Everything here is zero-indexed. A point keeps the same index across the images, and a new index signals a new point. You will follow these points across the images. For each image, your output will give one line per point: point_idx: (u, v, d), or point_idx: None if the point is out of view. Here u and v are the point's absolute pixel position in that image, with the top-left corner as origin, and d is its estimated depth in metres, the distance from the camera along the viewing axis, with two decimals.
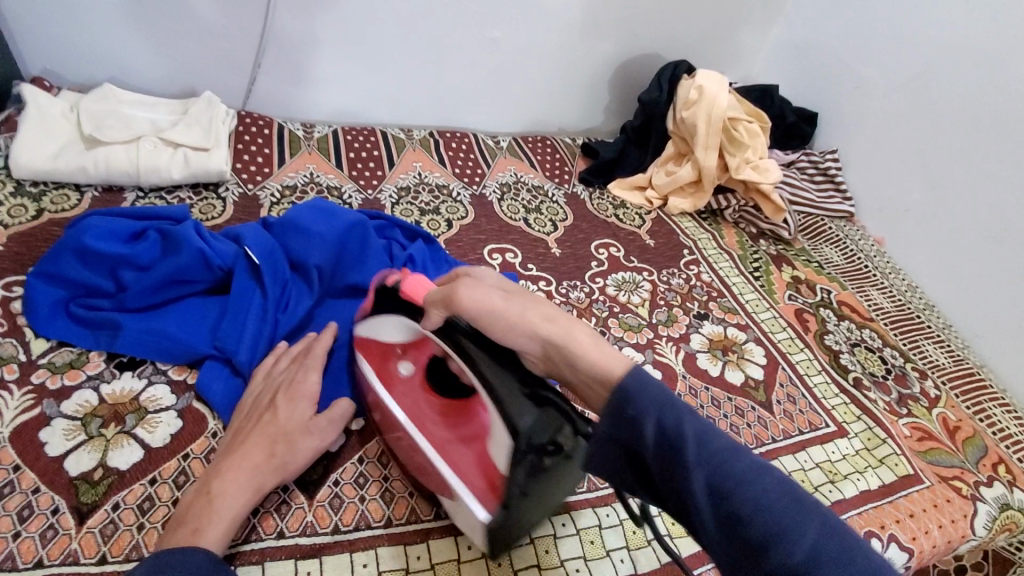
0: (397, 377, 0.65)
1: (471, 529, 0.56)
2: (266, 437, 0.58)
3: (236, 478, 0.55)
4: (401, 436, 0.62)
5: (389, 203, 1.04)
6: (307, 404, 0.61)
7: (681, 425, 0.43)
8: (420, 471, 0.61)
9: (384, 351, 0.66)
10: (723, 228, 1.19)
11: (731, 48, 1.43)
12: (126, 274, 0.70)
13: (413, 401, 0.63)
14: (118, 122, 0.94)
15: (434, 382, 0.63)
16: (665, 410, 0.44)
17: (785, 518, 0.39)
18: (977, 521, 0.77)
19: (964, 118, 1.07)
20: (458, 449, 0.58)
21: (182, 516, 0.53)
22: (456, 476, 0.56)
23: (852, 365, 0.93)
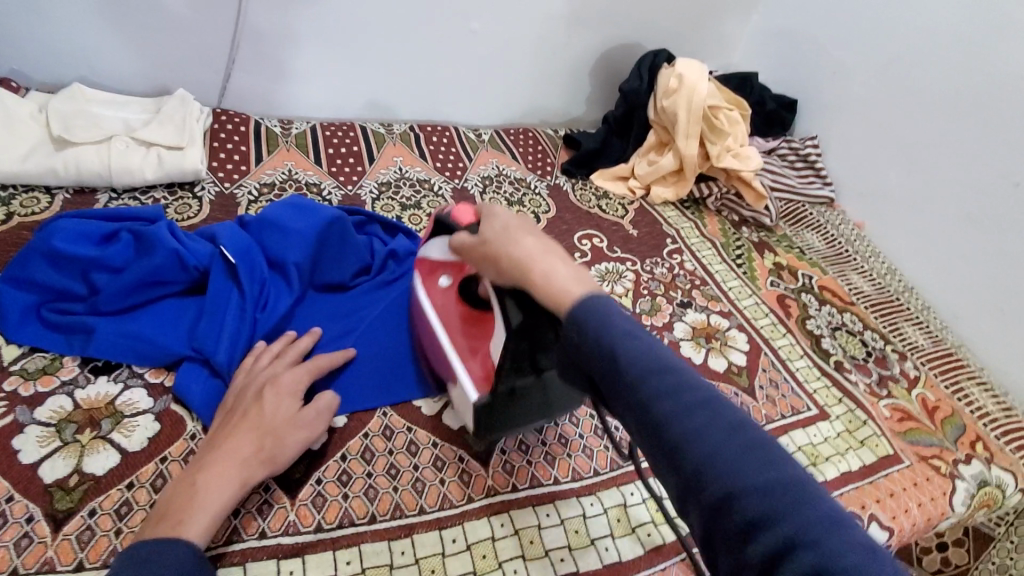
0: (437, 288, 0.71)
1: (465, 411, 0.67)
2: (254, 431, 0.57)
3: (222, 474, 0.54)
4: (426, 331, 0.71)
5: (370, 198, 1.03)
6: (291, 399, 0.61)
7: (635, 359, 0.42)
8: (436, 360, 0.70)
9: (432, 266, 0.72)
10: (705, 216, 1.19)
11: (711, 36, 1.43)
12: (100, 277, 0.69)
13: (444, 308, 0.70)
14: (89, 122, 0.93)
15: (467, 295, 0.69)
16: (623, 343, 0.43)
17: (697, 425, 0.39)
18: (956, 499, 0.78)
19: (940, 101, 1.08)
20: (472, 351, 0.66)
21: (163, 509, 0.52)
22: (461, 369, 0.65)
23: (834, 349, 0.94)
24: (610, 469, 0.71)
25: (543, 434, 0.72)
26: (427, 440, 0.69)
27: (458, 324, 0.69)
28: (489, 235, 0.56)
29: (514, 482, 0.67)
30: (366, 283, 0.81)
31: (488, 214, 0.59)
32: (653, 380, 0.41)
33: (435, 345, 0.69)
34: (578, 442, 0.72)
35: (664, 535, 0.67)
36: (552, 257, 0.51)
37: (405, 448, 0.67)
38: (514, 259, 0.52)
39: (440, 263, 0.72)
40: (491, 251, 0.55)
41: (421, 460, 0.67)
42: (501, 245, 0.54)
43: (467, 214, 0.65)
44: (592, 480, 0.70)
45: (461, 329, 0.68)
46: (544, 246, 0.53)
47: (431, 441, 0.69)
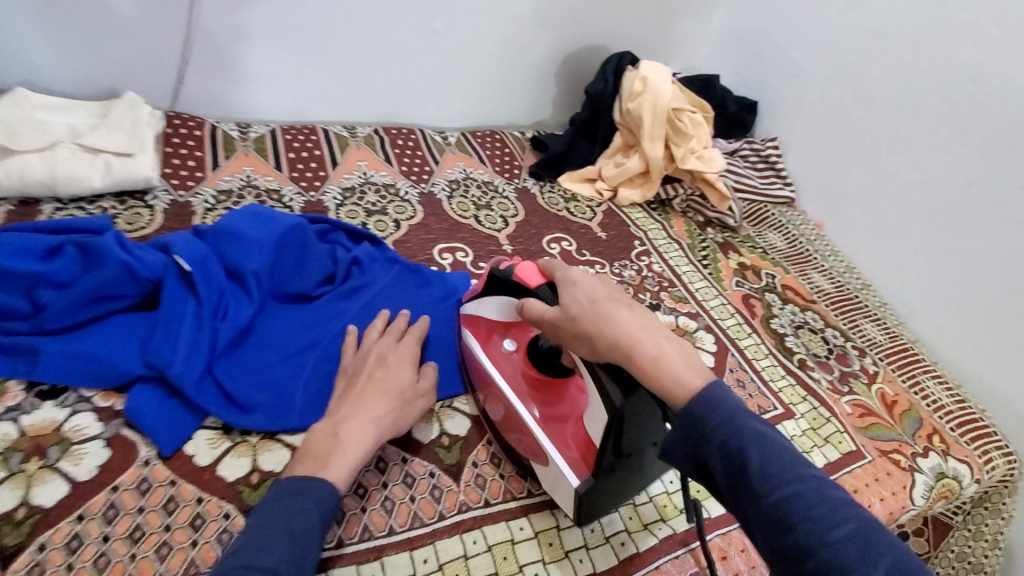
0: (501, 353, 0.72)
1: (558, 491, 0.64)
2: (386, 393, 0.63)
3: (363, 427, 0.59)
4: (501, 403, 0.68)
5: (333, 205, 1.00)
6: (410, 368, 0.67)
7: (772, 470, 0.45)
8: (512, 436, 0.68)
9: (491, 330, 0.73)
10: (672, 217, 1.20)
11: (673, 38, 1.45)
12: (44, 293, 0.65)
13: (512, 374, 0.70)
14: (29, 127, 0.87)
15: (536, 360, 0.70)
16: (757, 450, 0.46)
17: (838, 543, 0.41)
18: (915, 492, 0.81)
19: (893, 104, 1.12)
20: (557, 420, 0.66)
21: (308, 450, 0.57)
22: (552, 443, 0.64)
23: (797, 347, 0.97)
24: None
25: None
26: (396, 455, 0.66)
27: (534, 392, 0.68)
28: (576, 308, 0.57)
29: (486, 496, 0.66)
30: (331, 291, 0.79)
31: (566, 277, 0.60)
32: (793, 491, 0.44)
33: (515, 418, 0.66)
34: None
35: (638, 543, 0.66)
36: (649, 334, 0.54)
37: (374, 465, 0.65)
38: (611, 341, 0.54)
39: (499, 328, 0.73)
40: (584, 330, 0.55)
41: (391, 478, 0.64)
42: (596, 324, 0.55)
43: (533, 273, 0.64)
44: None
45: (538, 398, 0.68)
46: (639, 316, 0.55)
47: (400, 457, 0.66)
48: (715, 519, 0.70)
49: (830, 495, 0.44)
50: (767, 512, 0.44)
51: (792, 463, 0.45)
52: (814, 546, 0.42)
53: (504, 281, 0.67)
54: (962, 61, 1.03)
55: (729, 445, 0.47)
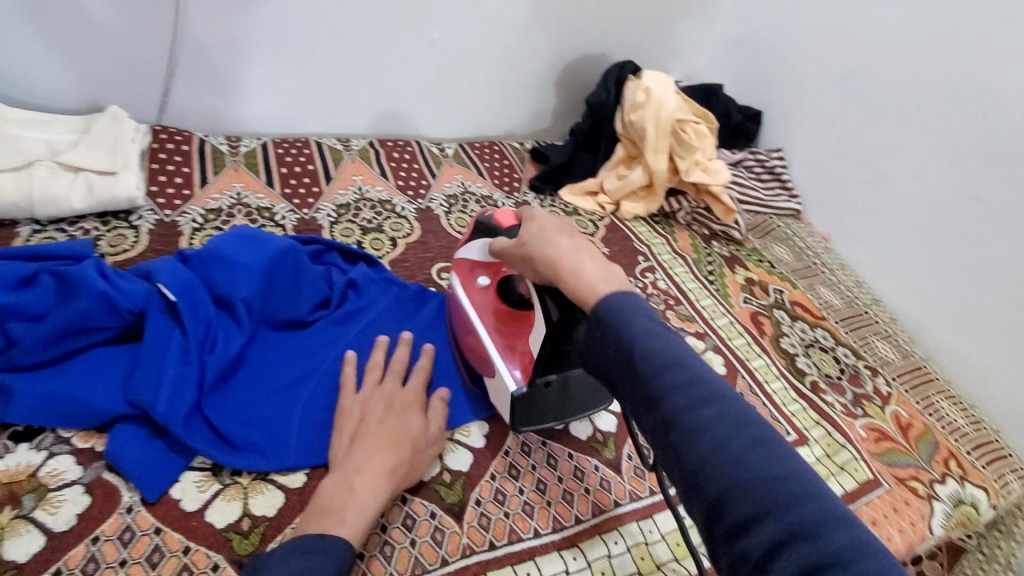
0: (476, 287, 0.75)
1: (502, 404, 0.67)
2: (398, 442, 0.60)
3: (378, 480, 0.57)
4: (464, 326, 0.72)
5: (327, 222, 0.96)
6: (418, 414, 0.64)
7: (655, 355, 0.44)
8: (471, 355, 0.71)
9: (472, 267, 0.76)
10: (676, 231, 1.17)
11: (675, 45, 1.42)
12: (16, 327, 0.60)
13: (481, 304, 0.73)
14: (5, 145, 0.83)
15: (506, 295, 0.73)
16: (643, 341, 0.44)
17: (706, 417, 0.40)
18: (934, 521, 0.78)
19: (900, 114, 1.10)
20: (512, 342, 0.69)
21: (323, 507, 0.55)
22: (499, 358, 0.67)
23: (808, 368, 0.94)
24: (593, 515, 0.66)
25: (520, 483, 0.67)
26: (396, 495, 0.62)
27: (495, 318, 0.71)
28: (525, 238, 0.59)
29: (490, 538, 0.62)
30: (326, 317, 0.75)
31: (527, 223, 0.60)
32: (670, 378, 0.42)
33: (472, 338, 0.71)
34: (558, 488, 0.67)
35: None
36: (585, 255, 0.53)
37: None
38: (548, 258, 0.55)
39: (479, 264, 0.76)
40: (527, 250, 0.58)
41: (390, 520, 0.60)
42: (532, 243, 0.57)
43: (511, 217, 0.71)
44: (573, 530, 0.64)
45: (499, 324, 0.71)
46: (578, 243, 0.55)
47: (400, 496, 0.62)
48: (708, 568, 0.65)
49: (707, 383, 0.42)
50: (646, 398, 0.43)
51: (677, 353, 0.44)
52: (677, 429, 0.41)
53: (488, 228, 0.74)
54: (974, 71, 1.00)
55: (618, 336, 0.45)
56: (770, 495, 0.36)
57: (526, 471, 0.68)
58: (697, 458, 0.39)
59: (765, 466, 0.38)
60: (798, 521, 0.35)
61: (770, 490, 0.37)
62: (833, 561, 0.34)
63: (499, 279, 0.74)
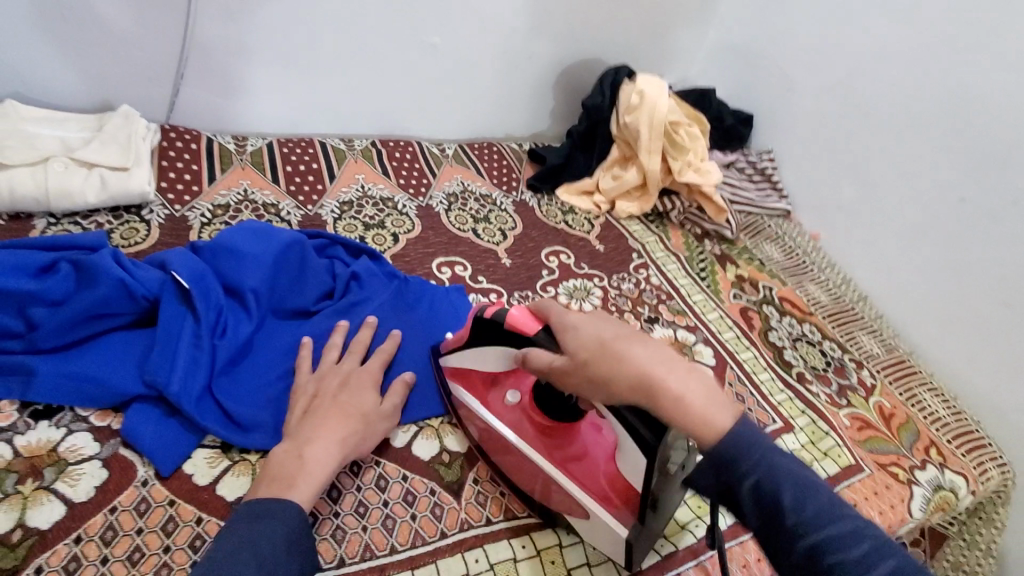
0: (503, 404, 0.67)
1: (606, 543, 0.61)
2: (350, 414, 0.62)
3: (329, 447, 0.59)
4: (516, 460, 0.65)
5: (331, 219, 1.00)
6: (373, 390, 0.66)
7: (771, 472, 0.47)
8: (538, 492, 0.64)
9: (487, 381, 0.68)
10: (669, 230, 1.21)
11: (669, 51, 1.46)
12: (37, 311, 0.64)
13: (519, 426, 0.66)
14: (22, 142, 0.86)
15: (540, 405, 0.65)
16: (760, 455, 0.48)
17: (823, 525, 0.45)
18: (914, 504, 0.81)
19: (883, 118, 1.14)
20: (582, 465, 0.62)
21: (274, 474, 0.56)
22: (586, 493, 0.60)
23: (795, 361, 0.97)
24: None
25: None
26: (371, 458, 0.66)
27: (545, 440, 0.64)
28: (586, 345, 0.53)
29: (487, 514, 0.65)
30: (330, 307, 0.78)
31: (572, 329, 0.55)
32: (822, 526, 0.45)
33: (538, 473, 0.64)
34: None
35: (641, 560, 0.65)
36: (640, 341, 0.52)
37: (348, 467, 0.64)
38: (631, 379, 0.50)
39: (496, 379, 0.68)
40: (596, 374, 0.52)
41: (392, 495, 0.64)
42: (594, 352, 0.52)
43: (524, 315, 0.60)
44: None
45: (552, 447, 0.64)
46: (652, 351, 0.52)
47: (375, 460, 0.66)
48: (726, 530, 0.70)
49: (854, 524, 0.46)
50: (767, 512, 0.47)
51: (823, 497, 0.47)
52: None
53: (490, 331, 0.63)
54: (953, 78, 1.04)
55: (762, 482, 0.47)
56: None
57: None
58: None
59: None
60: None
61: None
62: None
63: (525, 391, 0.67)
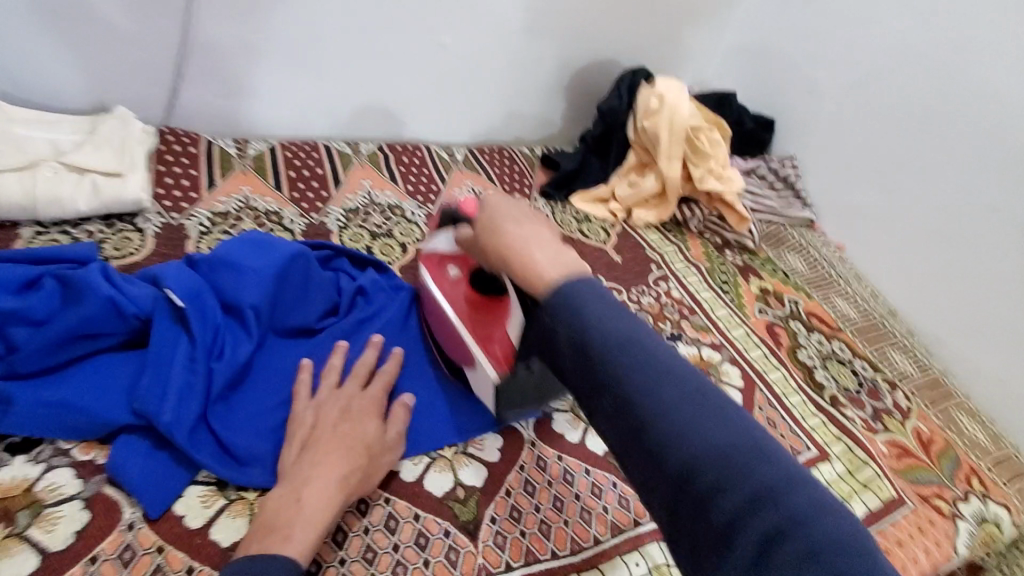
0: (447, 278, 0.72)
1: (485, 393, 0.67)
2: (352, 447, 0.56)
3: (328, 488, 0.53)
4: (439, 319, 0.71)
5: (336, 227, 0.95)
6: (376, 419, 0.61)
7: (615, 346, 0.42)
8: (449, 348, 0.70)
9: (441, 260, 0.73)
10: (688, 240, 1.15)
11: (687, 52, 1.41)
12: (17, 332, 0.58)
13: (452, 297, 0.70)
14: (9, 145, 0.81)
15: (476, 280, 0.69)
16: (603, 329, 0.43)
17: (673, 408, 0.40)
18: (959, 541, 0.76)
19: (915, 124, 1.08)
20: (486, 333, 0.66)
21: (268, 522, 0.51)
22: (478, 351, 0.65)
23: (827, 381, 0.92)
24: (611, 535, 0.63)
25: (536, 499, 0.64)
26: (379, 495, 0.60)
27: (466, 307, 0.69)
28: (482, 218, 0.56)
29: (507, 559, 0.59)
30: (335, 325, 0.73)
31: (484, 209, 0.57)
32: (625, 362, 0.41)
33: (449, 330, 0.69)
34: (575, 506, 0.65)
35: None
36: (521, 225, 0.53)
37: (355, 506, 0.59)
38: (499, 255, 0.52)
39: (448, 256, 0.73)
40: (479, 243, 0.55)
41: (402, 538, 0.58)
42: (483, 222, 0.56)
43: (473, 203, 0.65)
44: (591, 551, 0.62)
45: (473, 316, 0.68)
46: (529, 231, 0.52)
47: (383, 496, 0.61)
48: None
49: (664, 364, 0.42)
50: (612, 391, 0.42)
51: (662, 368, 0.41)
52: (642, 420, 0.40)
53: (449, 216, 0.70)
54: (990, 82, 0.99)
55: (568, 325, 0.44)
56: (734, 469, 0.37)
57: (541, 487, 0.66)
58: (656, 441, 0.39)
59: (724, 442, 0.38)
60: (759, 491, 0.37)
61: (729, 467, 0.37)
62: (790, 524, 0.36)
63: (469, 269, 0.71)
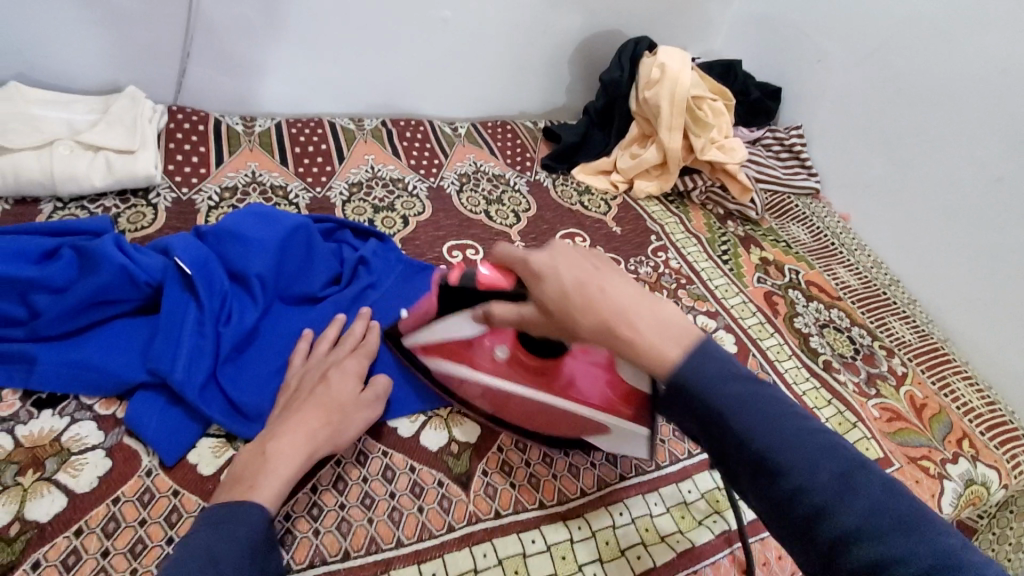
0: (491, 364, 0.66)
1: (627, 446, 0.65)
2: (323, 404, 0.59)
3: (297, 441, 0.56)
4: (530, 409, 0.66)
5: (340, 201, 0.97)
6: (356, 380, 0.63)
7: (748, 418, 0.46)
8: (558, 426, 0.66)
9: (465, 351, 0.67)
10: (690, 210, 1.16)
11: (694, 19, 1.39)
12: (40, 299, 0.63)
13: (514, 378, 0.65)
14: (25, 125, 0.85)
15: (524, 350, 0.65)
16: (732, 401, 0.46)
17: (804, 474, 0.43)
18: (944, 500, 0.77)
19: (922, 89, 1.06)
20: (586, 392, 0.64)
21: (238, 474, 0.53)
22: (603, 410, 0.63)
23: (822, 348, 0.92)
24: (598, 488, 0.66)
25: (527, 455, 0.67)
26: (377, 448, 0.64)
27: (545, 380, 0.65)
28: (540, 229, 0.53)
29: (496, 507, 0.62)
30: (337, 293, 0.76)
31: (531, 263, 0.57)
32: (772, 437, 0.45)
33: (553, 410, 0.65)
34: (564, 460, 0.68)
35: (655, 558, 0.62)
36: (646, 305, 0.52)
37: (353, 457, 0.63)
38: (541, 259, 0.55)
39: (472, 343, 0.66)
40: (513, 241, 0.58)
41: (398, 487, 0.62)
42: (589, 298, 0.52)
43: (494, 274, 0.61)
44: (578, 501, 0.65)
45: (547, 384, 0.65)
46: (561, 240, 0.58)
47: (380, 449, 0.64)
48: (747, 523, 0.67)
49: (811, 436, 0.45)
50: (747, 458, 0.46)
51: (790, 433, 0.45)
52: (803, 499, 0.43)
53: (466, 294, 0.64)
54: (996, 44, 0.96)
55: (696, 399, 0.48)
56: (893, 531, 0.40)
57: (532, 444, 0.69)
58: (815, 511, 0.43)
59: (871, 499, 0.42)
60: (928, 560, 0.39)
61: (868, 518, 0.41)
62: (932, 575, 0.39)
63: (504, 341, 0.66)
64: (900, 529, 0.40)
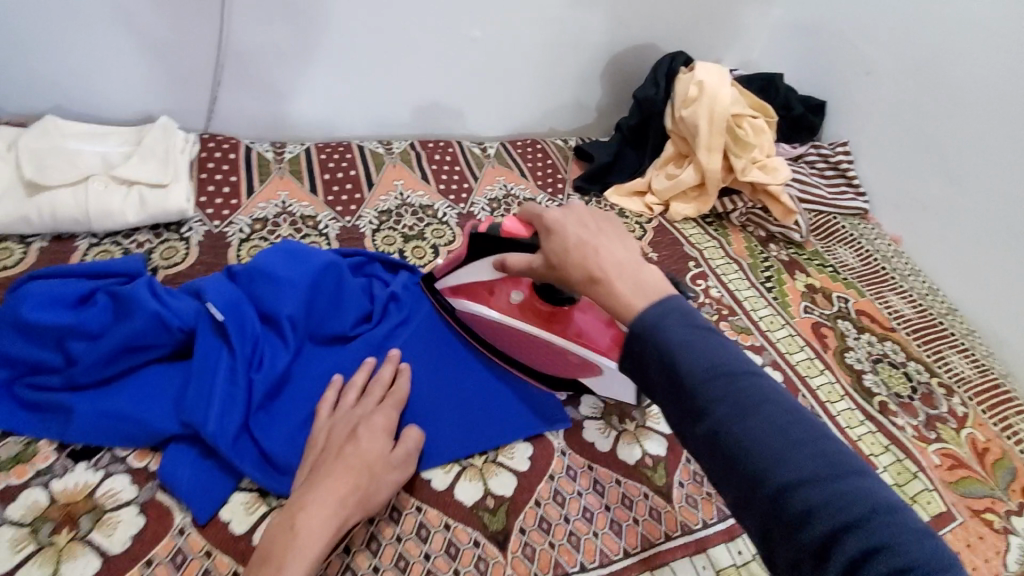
0: (507, 306, 0.71)
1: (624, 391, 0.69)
2: (353, 466, 0.57)
3: (327, 510, 0.54)
4: (538, 347, 0.70)
5: (369, 230, 0.96)
6: (385, 437, 0.61)
7: (703, 368, 0.44)
8: (562, 367, 0.71)
9: (485, 292, 0.72)
10: (730, 233, 1.11)
11: (731, 29, 1.33)
12: (75, 346, 0.63)
13: (525, 321, 0.70)
14: (62, 160, 0.85)
15: (537, 295, 0.69)
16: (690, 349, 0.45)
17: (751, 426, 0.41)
18: (1011, 558, 0.71)
19: (981, 103, 0.99)
20: (589, 338, 0.67)
21: (265, 554, 0.51)
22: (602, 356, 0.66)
23: (877, 387, 0.87)
24: (641, 548, 0.63)
25: (566, 510, 0.65)
26: (411, 503, 0.62)
27: (552, 325, 0.69)
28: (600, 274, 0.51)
29: (535, 570, 0.60)
30: (368, 332, 0.74)
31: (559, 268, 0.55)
32: (725, 394, 0.43)
33: (559, 352, 0.69)
34: (604, 516, 0.65)
35: None
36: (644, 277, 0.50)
37: (387, 513, 0.61)
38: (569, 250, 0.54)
39: (493, 284, 0.72)
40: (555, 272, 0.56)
41: (433, 547, 0.60)
42: (585, 257, 0.52)
43: (513, 223, 0.64)
44: (620, 564, 0.61)
45: (553, 327, 0.69)
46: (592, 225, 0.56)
47: (414, 504, 0.62)
48: None
49: (763, 388, 0.43)
50: (693, 406, 0.44)
51: (744, 385, 0.43)
52: (744, 449, 0.41)
53: (489, 241, 0.67)
54: None
55: (652, 344, 0.46)
56: (843, 491, 0.39)
57: (571, 497, 0.66)
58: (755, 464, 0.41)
59: (817, 454, 0.41)
60: (858, 512, 0.38)
61: (808, 472, 0.40)
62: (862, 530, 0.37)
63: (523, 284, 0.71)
64: (836, 481, 0.39)
